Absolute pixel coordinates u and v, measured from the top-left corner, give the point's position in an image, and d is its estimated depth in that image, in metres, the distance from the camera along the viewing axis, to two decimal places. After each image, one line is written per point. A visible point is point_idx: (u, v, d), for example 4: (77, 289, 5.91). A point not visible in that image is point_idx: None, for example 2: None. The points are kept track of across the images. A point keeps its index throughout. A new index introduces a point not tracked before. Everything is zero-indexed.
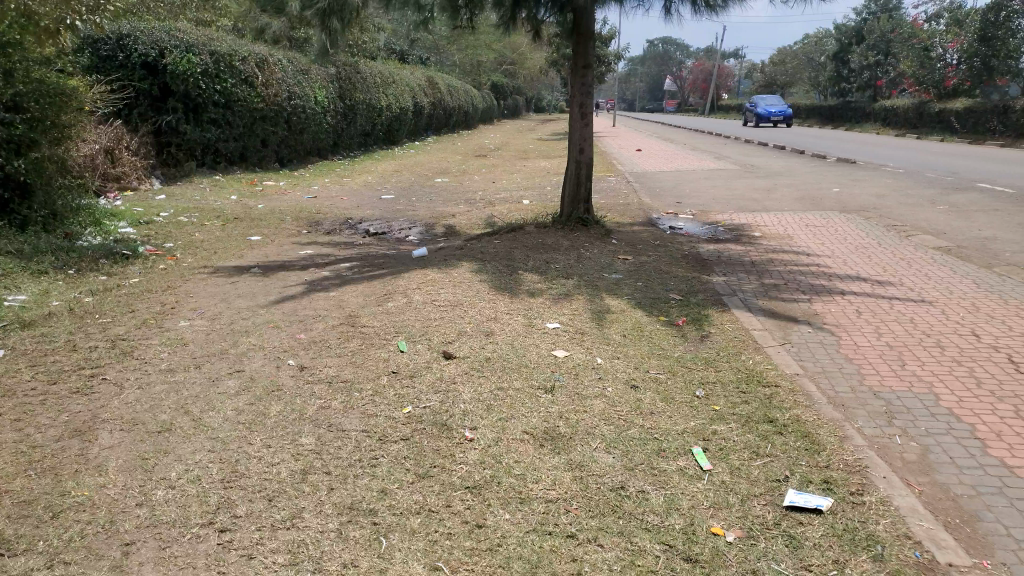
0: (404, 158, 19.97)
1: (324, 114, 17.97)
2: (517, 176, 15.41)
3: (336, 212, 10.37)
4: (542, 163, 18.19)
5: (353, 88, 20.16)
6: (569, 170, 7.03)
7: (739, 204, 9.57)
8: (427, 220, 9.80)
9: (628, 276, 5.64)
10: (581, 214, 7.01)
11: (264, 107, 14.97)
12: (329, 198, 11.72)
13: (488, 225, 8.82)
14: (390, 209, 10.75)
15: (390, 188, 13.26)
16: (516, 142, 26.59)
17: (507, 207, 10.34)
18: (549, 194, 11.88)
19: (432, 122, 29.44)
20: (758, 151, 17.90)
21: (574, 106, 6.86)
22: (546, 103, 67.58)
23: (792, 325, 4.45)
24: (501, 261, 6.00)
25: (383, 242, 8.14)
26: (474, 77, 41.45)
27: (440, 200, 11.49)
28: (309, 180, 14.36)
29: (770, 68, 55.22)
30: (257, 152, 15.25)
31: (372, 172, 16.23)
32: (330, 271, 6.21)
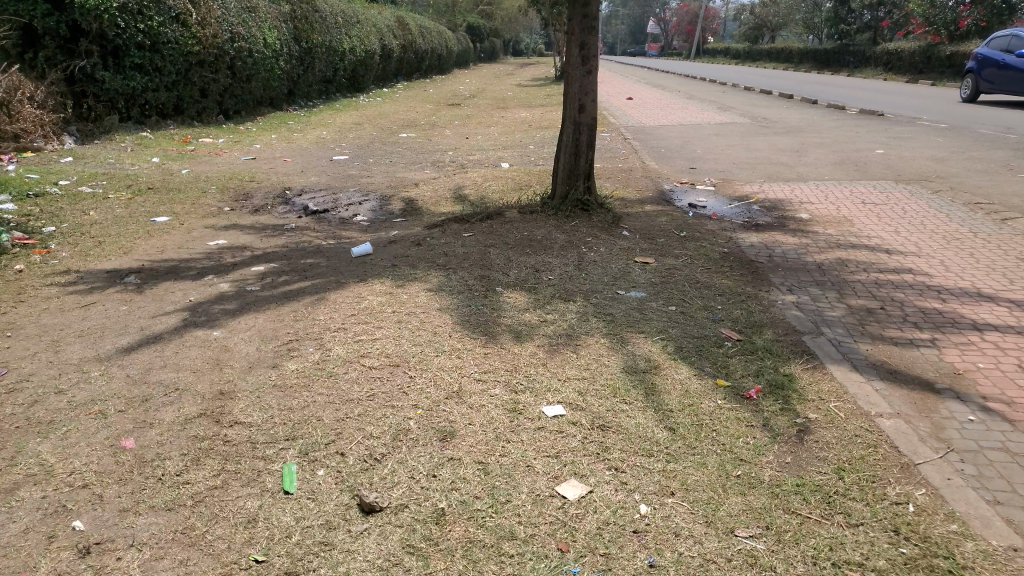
0: (368, 108, 17.85)
1: (275, 58, 15.76)
2: (495, 130, 13.51)
3: (274, 181, 8.51)
4: (524, 114, 16.20)
5: (311, 29, 17.86)
6: (563, 135, 5.24)
7: (769, 171, 7.86)
8: (385, 192, 7.97)
9: (656, 298, 3.94)
10: (580, 195, 5.26)
11: (201, 50, 12.73)
12: (271, 161, 9.81)
13: (460, 202, 7.03)
14: (343, 175, 8.89)
15: (346, 146, 11.37)
16: (494, 89, 24.50)
17: (482, 174, 8.56)
18: (533, 155, 10.06)
19: (402, 67, 27.15)
20: (766, 102, 16.04)
21: (572, 47, 5.04)
22: (525, 45, 64.39)
23: (938, 402, 2.79)
24: (474, 272, 4.24)
25: (323, 228, 6.34)
26: (449, 18, 38.76)
27: (403, 163, 9.66)
28: (255, 136, 12.38)
29: (761, 10, 52.55)
30: (194, 104, 13.10)
31: (329, 125, 14.30)
32: (231, 283, 4.42)
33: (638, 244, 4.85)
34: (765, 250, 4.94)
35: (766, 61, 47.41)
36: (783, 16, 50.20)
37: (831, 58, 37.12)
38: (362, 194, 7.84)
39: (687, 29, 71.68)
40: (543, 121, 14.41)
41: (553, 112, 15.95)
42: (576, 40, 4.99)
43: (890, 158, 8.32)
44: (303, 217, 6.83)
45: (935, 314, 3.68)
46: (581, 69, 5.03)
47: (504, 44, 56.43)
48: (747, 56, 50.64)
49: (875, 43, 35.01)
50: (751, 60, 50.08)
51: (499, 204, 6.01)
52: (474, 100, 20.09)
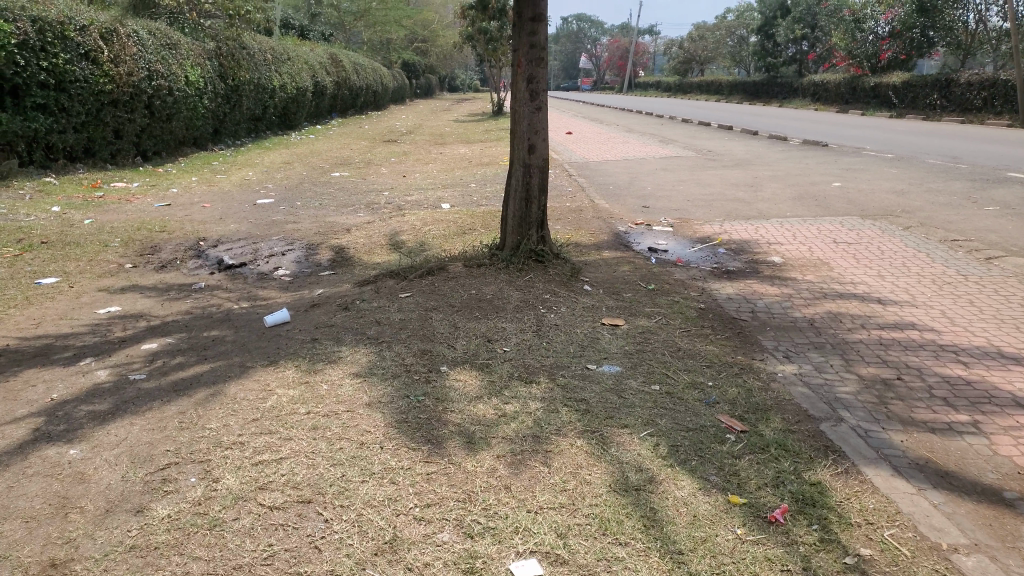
0: (299, 147, 16.95)
1: (199, 97, 14.81)
2: (434, 167, 12.84)
3: (187, 231, 7.58)
4: (464, 150, 15.60)
5: (238, 65, 16.96)
6: (512, 178, 4.60)
7: (728, 208, 7.41)
8: (313, 241, 7.15)
9: (633, 374, 3.29)
10: (533, 245, 4.61)
11: (115, 90, 11.69)
12: (186, 208, 8.85)
13: (397, 252, 6.29)
14: (267, 222, 8.03)
15: (274, 188, 10.50)
16: (432, 124, 23.92)
17: (422, 217, 7.86)
18: (476, 194, 9.41)
19: (336, 103, 26.35)
20: (707, 134, 15.89)
21: (518, 80, 4.43)
22: (461, 80, 64.42)
23: (1019, 523, 2.20)
24: (414, 345, 3.50)
25: (237, 287, 5.50)
26: (385, 53, 38.19)
27: (334, 206, 8.87)
28: (173, 179, 11.38)
29: (692, 44, 53.89)
30: (107, 146, 12.01)
31: (256, 165, 13.40)
32: (112, 369, 3.53)
33: (604, 301, 4.20)
34: (747, 304, 4.38)
35: (697, 94, 48.45)
36: (713, 50, 51.52)
37: (760, 90, 38.03)
38: (287, 244, 7.01)
39: (619, 63, 73.10)
40: (485, 157, 13.84)
41: (494, 148, 15.44)
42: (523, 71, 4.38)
43: (849, 191, 8.00)
44: (218, 273, 5.96)
45: (964, 384, 3.14)
46: (530, 104, 4.43)
47: (440, 79, 56.15)
48: (680, 88, 51.72)
49: (802, 75, 36.03)
50: (684, 93, 51.13)
51: (441, 257, 5.30)
52: (412, 136, 19.40)
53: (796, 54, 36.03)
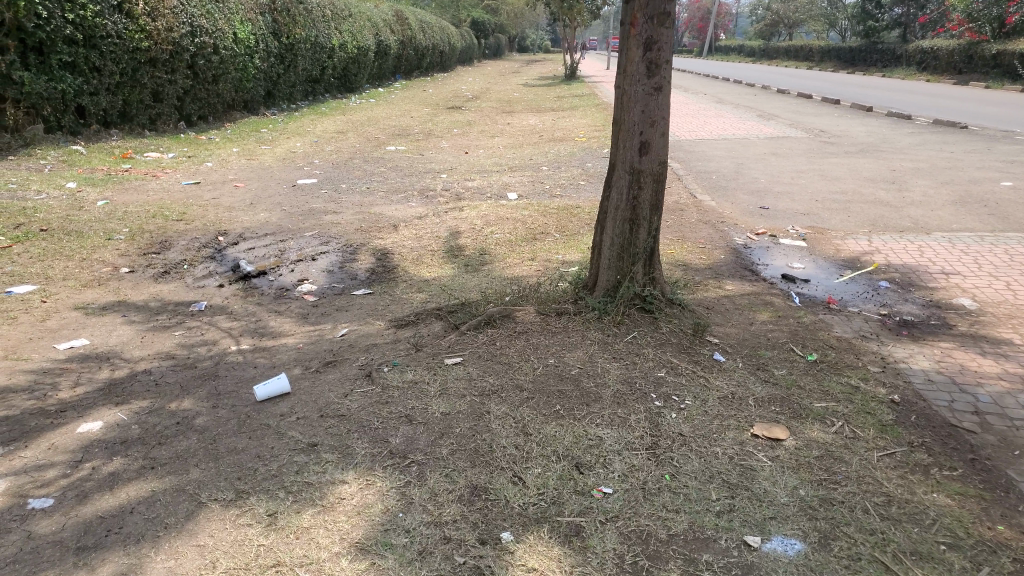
0: (357, 113, 15.84)
1: (248, 56, 13.79)
2: (500, 143, 11.48)
3: (209, 221, 6.46)
4: (533, 121, 14.14)
5: (294, 23, 15.83)
6: (611, 189, 3.24)
7: (870, 215, 5.87)
8: (351, 240, 5.94)
9: (824, 564, 1.92)
10: (638, 287, 3.25)
11: (152, 47, 10.67)
12: (217, 188, 7.78)
13: (454, 268, 5.01)
14: (302, 211, 6.86)
15: (320, 164, 9.35)
16: (499, 89, 22.43)
17: (484, 210, 6.58)
18: (548, 179, 8.05)
19: (400, 64, 25.12)
20: (811, 110, 14.01)
21: (628, 49, 3.06)
22: (531, 41, 62.25)
23: None
24: (460, 476, 2.22)
25: (246, 311, 4.31)
26: (454, 12, 36.62)
27: (384, 191, 7.66)
28: (212, 150, 10.39)
29: (778, 6, 50.37)
30: (145, 110, 11.07)
31: (307, 134, 12.32)
32: (7, 481, 2.36)
33: (748, 389, 2.82)
34: (961, 394, 2.91)
35: (783, 60, 45.21)
36: (802, 13, 47.97)
37: (854, 57, 34.96)
38: (322, 244, 5.83)
39: (698, 26, 69.48)
40: (557, 131, 12.38)
41: (567, 120, 13.95)
42: (637, 36, 3.01)
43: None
44: (229, 285, 4.80)
45: None
46: (645, 86, 3.06)
47: (509, 40, 54.26)
48: (763, 54, 48.52)
49: (904, 41, 32.82)
50: (767, 59, 47.89)
51: (509, 293, 4.00)
52: (477, 103, 18.02)
53: (903, 16, 32.80)
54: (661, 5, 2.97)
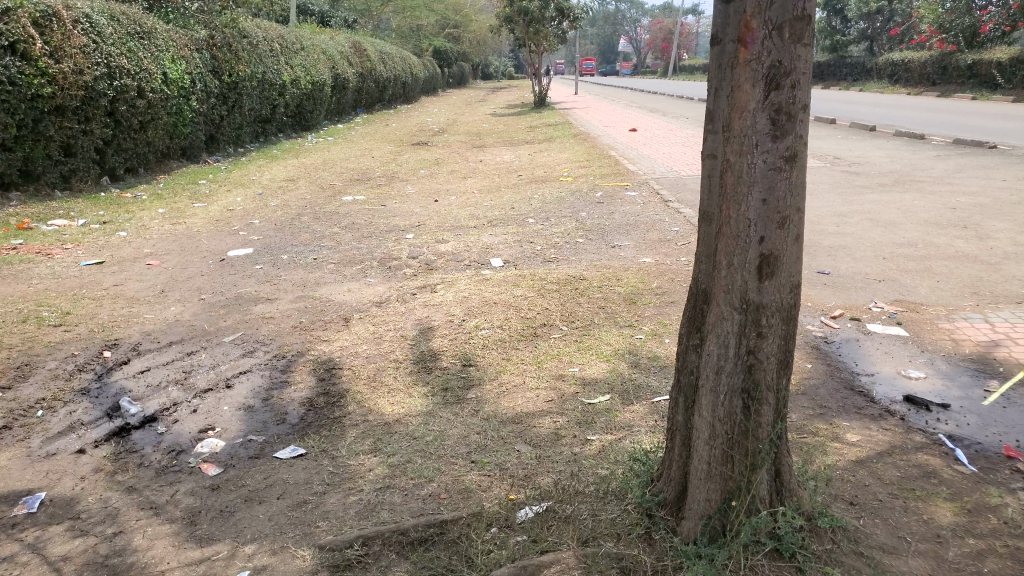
0: (311, 155, 14.38)
1: (184, 99, 12.32)
2: (473, 186, 10.04)
3: (100, 322, 4.88)
4: (507, 157, 12.78)
5: (237, 58, 14.36)
6: (707, 342, 1.81)
7: (964, 279, 4.51)
8: (286, 345, 4.42)
9: None
10: (762, 516, 1.82)
11: (59, 94, 9.12)
12: (125, 269, 6.21)
13: (425, 399, 3.49)
14: (228, 299, 5.33)
15: (261, 226, 7.83)
16: (466, 120, 21.17)
17: (463, 287, 5.12)
18: (537, 235, 6.63)
19: (361, 98, 23.81)
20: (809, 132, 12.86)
21: (734, 87, 1.65)
22: (495, 68, 61.72)
23: None
24: None
25: (103, 507, 2.79)
26: (415, 43, 35.58)
27: (335, 262, 6.17)
28: (133, 212, 8.83)
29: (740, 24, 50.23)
30: (54, 166, 9.49)
31: (251, 185, 10.80)
32: None
33: None
34: None
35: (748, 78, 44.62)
36: None
37: (822, 72, 34.13)
38: (243, 356, 4.28)
39: (659, 46, 69.45)
40: (536, 168, 11.04)
41: (545, 154, 12.64)
42: (751, 64, 1.61)
43: None
44: (95, 449, 3.26)
45: None
46: (768, 154, 1.64)
47: (472, 69, 53.27)
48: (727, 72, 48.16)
49: (874, 54, 32.32)
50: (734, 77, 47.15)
51: (511, 479, 2.51)
52: (442, 138, 16.62)
53: (866, 31, 32.29)
54: (795, 3, 1.55)
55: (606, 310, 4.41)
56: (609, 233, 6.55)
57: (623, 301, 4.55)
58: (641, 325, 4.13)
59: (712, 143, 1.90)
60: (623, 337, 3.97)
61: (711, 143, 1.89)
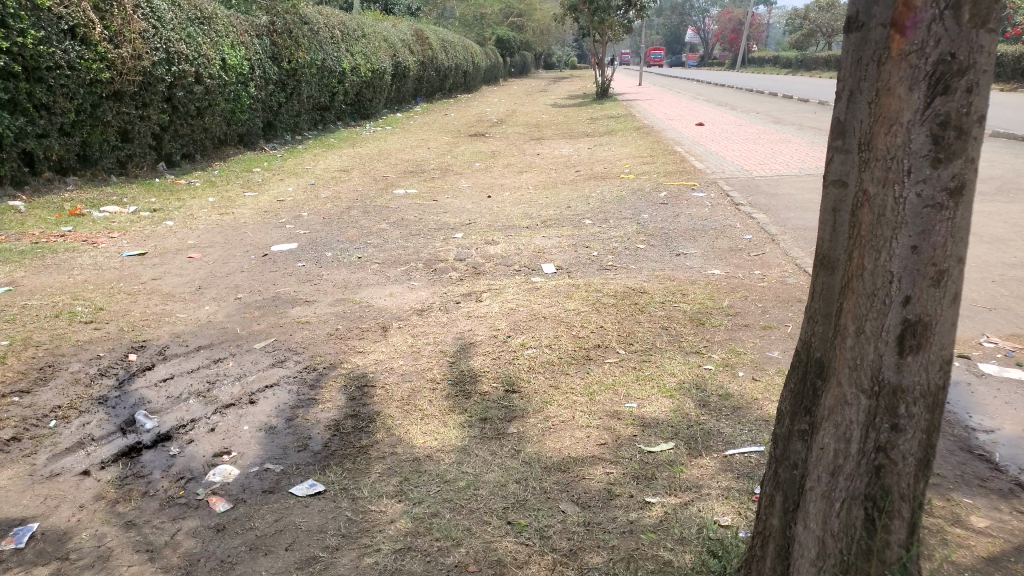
0: (367, 144, 14.18)
1: (242, 86, 12.23)
2: (528, 181, 9.63)
3: (131, 320, 4.65)
4: (566, 151, 12.30)
5: (297, 45, 14.24)
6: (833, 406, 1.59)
7: None
8: (318, 355, 4.09)
9: None
10: None
11: (117, 79, 9.05)
12: (165, 262, 6.01)
13: (462, 431, 3.11)
14: (265, 299, 5.05)
15: (308, 219, 7.58)
16: (526, 111, 20.72)
17: (513, 297, 4.73)
18: (595, 239, 6.18)
19: (420, 86, 23.59)
20: None
21: (887, 96, 1.40)
22: (557, 58, 60.97)
23: None
24: None
25: (94, 543, 2.47)
26: (478, 32, 35.22)
27: (380, 262, 5.85)
28: (184, 200, 8.71)
29: (815, 15, 48.21)
30: (111, 151, 9.44)
31: (304, 175, 10.63)
32: None
33: None
34: None
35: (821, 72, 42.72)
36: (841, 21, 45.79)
37: None
38: (270, 367, 3.97)
39: (728, 36, 67.39)
40: (596, 164, 10.53)
41: (606, 149, 12.11)
42: (910, 65, 1.35)
43: None
44: (101, 471, 2.95)
45: None
46: (923, 187, 1.37)
47: (534, 58, 52.68)
48: (800, 65, 46.27)
49: None
50: (807, 70, 45.05)
51: (553, 556, 2.22)
52: (500, 129, 16.23)
53: None
54: None
55: (669, 333, 3.94)
56: (673, 239, 6.05)
57: (689, 322, 4.07)
58: (710, 352, 3.65)
59: (844, 165, 1.63)
60: (689, 366, 3.49)
61: (844, 166, 1.62)
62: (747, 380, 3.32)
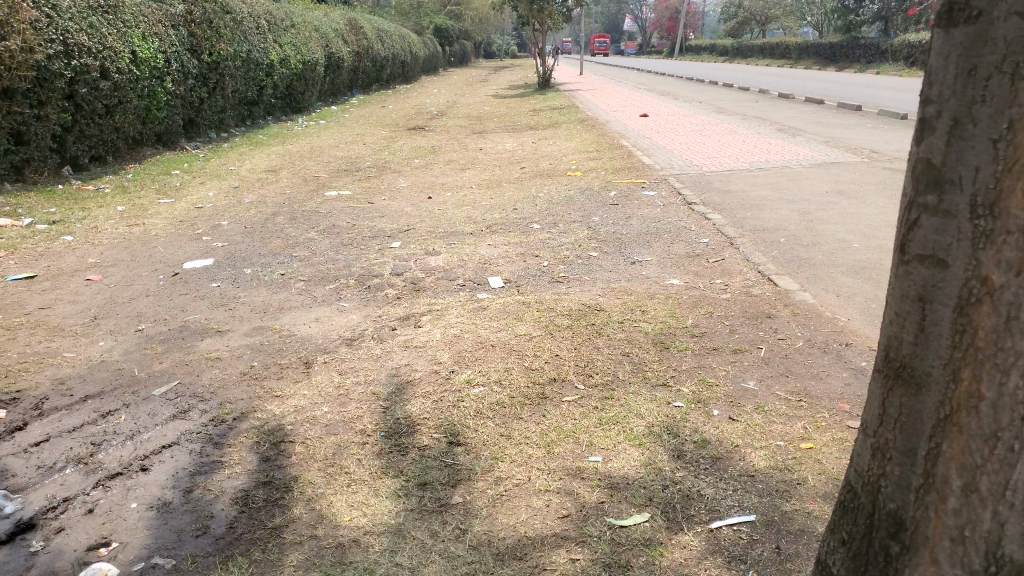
0: (299, 141, 13.41)
1: (158, 82, 11.33)
2: (471, 180, 9.09)
3: (6, 364, 3.96)
4: (509, 144, 11.82)
5: (218, 36, 13.34)
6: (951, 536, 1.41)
7: None
8: (229, 401, 3.52)
9: None
10: None
11: (6, 75, 8.14)
12: (59, 286, 5.29)
13: (395, 502, 2.60)
14: (172, 330, 4.43)
15: (229, 229, 6.91)
16: (465, 103, 20.12)
17: (455, 319, 4.23)
18: (543, 246, 5.72)
19: (355, 78, 22.73)
20: (837, 121, 11.90)
21: None
22: (496, 47, 60.41)
23: None
24: None
25: None
26: (415, 22, 34.38)
27: (306, 279, 5.26)
28: (90, 210, 7.90)
29: (749, 2, 48.80)
30: (5, 156, 8.52)
31: (228, 177, 9.87)
32: None
33: None
34: None
35: (755, 58, 43.20)
36: (774, 7, 46.45)
37: (833, 53, 32.83)
38: (171, 421, 3.37)
39: (665, 24, 67.81)
40: (541, 159, 10.09)
41: (551, 142, 11.68)
42: None
43: None
44: None
45: None
46: None
47: (473, 47, 51.83)
48: (735, 51, 46.77)
49: (889, 35, 31.10)
50: (741, 57, 45.63)
51: None
52: (440, 121, 15.63)
53: (881, 11, 31.07)
54: None
55: (632, 362, 3.51)
56: (627, 244, 5.64)
57: (653, 347, 3.66)
58: (678, 386, 3.24)
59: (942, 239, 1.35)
60: (657, 405, 3.06)
61: (940, 238, 1.35)
62: (725, 420, 2.90)
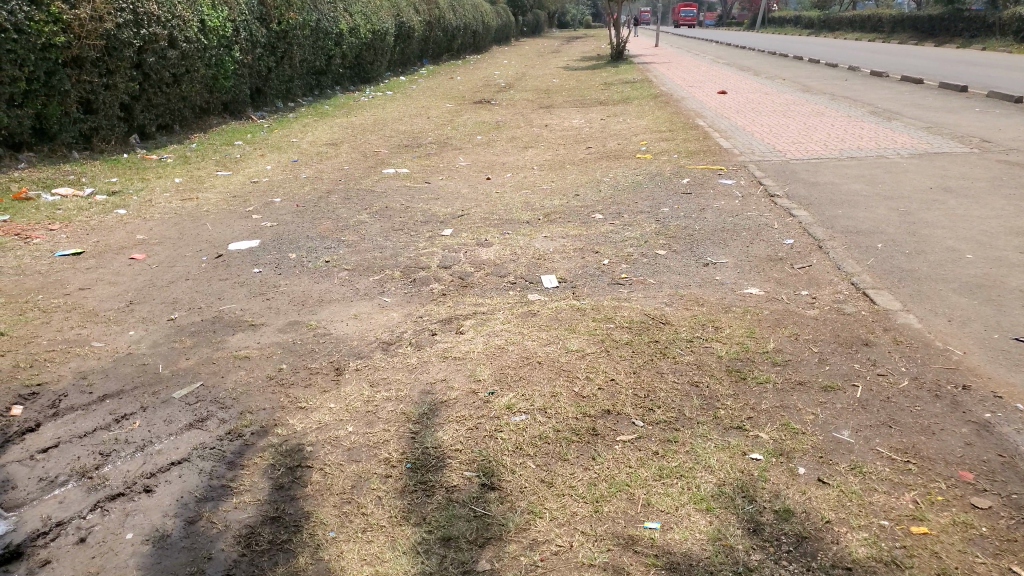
0: (364, 112, 13.17)
1: (226, 51, 11.21)
2: (534, 159, 8.61)
3: (32, 352, 3.74)
4: (577, 121, 11.24)
5: (289, 4, 13.16)
6: None
7: None
8: (250, 410, 3.20)
9: None
10: None
11: (74, 43, 8.08)
12: (102, 265, 5.10)
13: (413, 561, 2.23)
14: (205, 321, 4.16)
15: (280, 207, 6.65)
16: (536, 75, 19.50)
17: (501, 326, 3.81)
18: (606, 241, 5.23)
19: (426, 48, 22.36)
20: (940, 105, 10.84)
21: None
22: (572, 18, 59.06)
23: None
24: None
25: None
26: None
27: (349, 268, 4.93)
28: (149, 180, 7.79)
29: None
30: (73, 125, 8.50)
31: (288, 149, 9.68)
32: None
33: None
34: None
35: (845, 32, 40.75)
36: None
37: (932, 27, 30.56)
38: (186, 432, 3.05)
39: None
40: (611, 139, 9.48)
41: (623, 120, 11.03)
42: None
43: None
44: None
45: None
46: None
47: (549, 17, 50.65)
48: (823, 25, 44.26)
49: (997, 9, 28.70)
50: (829, 30, 43.15)
51: None
52: (508, 95, 15.13)
53: None
54: None
55: (701, 396, 3.03)
56: (700, 243, 5.08)
57: (727, 377, 3.16)
58: (756, 431, 2.79)
59: None
60: (730, 456, 2.65)
61: None
62: (814, 484, 2.50)
